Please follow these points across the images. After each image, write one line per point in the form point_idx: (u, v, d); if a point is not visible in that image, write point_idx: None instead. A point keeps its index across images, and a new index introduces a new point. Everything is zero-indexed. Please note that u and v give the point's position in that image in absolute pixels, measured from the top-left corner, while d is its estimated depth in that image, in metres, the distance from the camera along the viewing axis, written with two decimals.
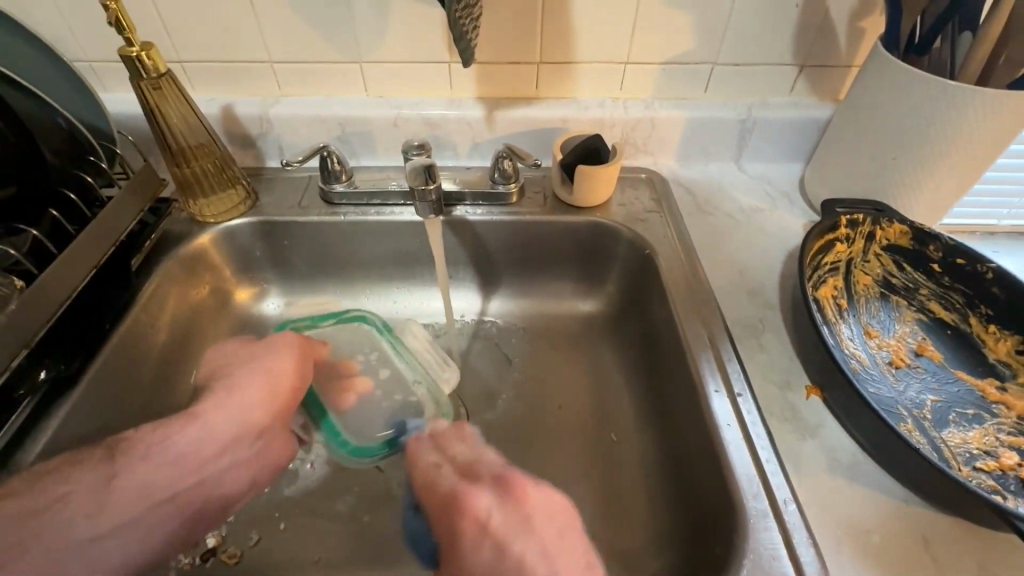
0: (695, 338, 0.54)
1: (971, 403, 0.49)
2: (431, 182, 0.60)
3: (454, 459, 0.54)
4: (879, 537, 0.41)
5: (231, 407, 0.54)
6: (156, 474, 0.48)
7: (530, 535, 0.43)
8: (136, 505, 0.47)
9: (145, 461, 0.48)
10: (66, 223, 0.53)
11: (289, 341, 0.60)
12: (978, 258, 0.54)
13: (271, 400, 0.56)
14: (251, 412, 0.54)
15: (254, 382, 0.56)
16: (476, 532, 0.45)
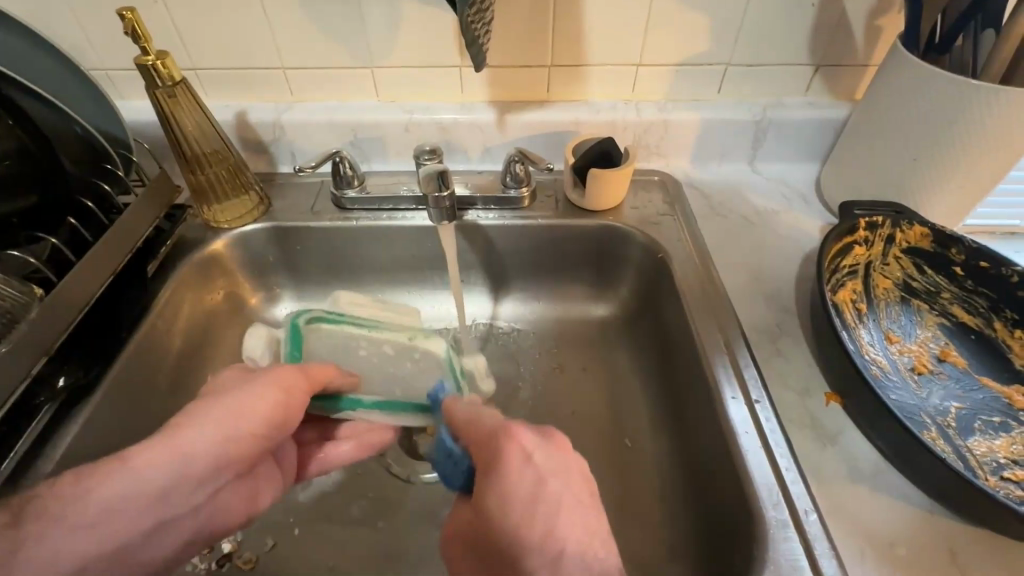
0: (711, 344, 0.53)
1: (997, 410, 0.47)
2: (445, 188, 0.60)
3: (461, 410, 0.43)
4: (903, 548, 0.40)
5: (233, 447, 0.42)
6: (74, 542, 0.35)
7: (569, 512, 0.34)
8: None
9: (56, 524, 0.35)
10: (84, 231, 0.54)
11: (292, 376, 0.46)
12: (1003, 261, 0.52)
13: (236, 439, 0.42)
14: (262, 452, 0.45)
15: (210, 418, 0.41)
16: (516, 473, 0.35)
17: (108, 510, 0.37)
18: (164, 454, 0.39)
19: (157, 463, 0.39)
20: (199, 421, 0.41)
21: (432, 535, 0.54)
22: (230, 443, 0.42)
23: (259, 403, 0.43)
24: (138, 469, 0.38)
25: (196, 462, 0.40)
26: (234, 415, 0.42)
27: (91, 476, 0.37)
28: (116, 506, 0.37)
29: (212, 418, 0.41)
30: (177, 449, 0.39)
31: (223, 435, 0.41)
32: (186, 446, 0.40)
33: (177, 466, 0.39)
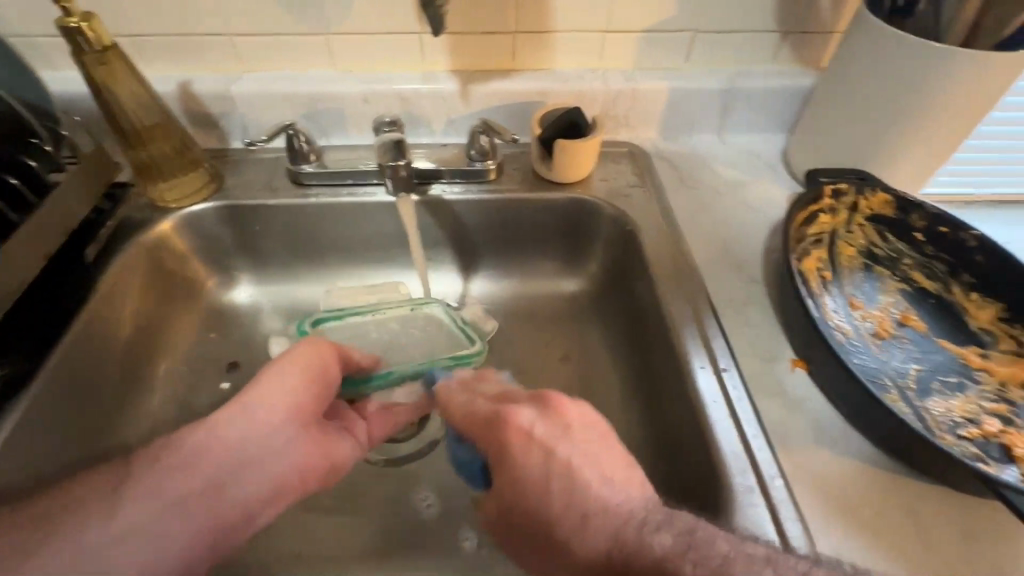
0: (679, 316, 0.53)
1: (954, 371, 0.49)
2: (401, 159, 0.60)
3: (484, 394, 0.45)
4: (864, 508, 0.41)
5: (287, 397, 0.46)
6: (147, 504, 0.39)
7: (572, 439, 0.37)
8: (146, 533, 0.38)
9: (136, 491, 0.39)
10: (9, 211, 0.50)
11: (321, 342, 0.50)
12: (961, 226, 0.53)
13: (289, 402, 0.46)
14: (319, 402, 0.48)
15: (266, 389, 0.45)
16: (521, 447, 0.37)
17: (195, 460, 0.41)
18: (230, 408, 0.43)
19: (226, 418, 0.43)
20: (254, 386, 0.45)
21: (405, 514, 0.53)
22: (283, 393, 0.46)
23: (297, 363, 0.47)
24: (211, 427, 0.43)
25: (254, 412, 0.44)
26: (279, 381, 0.46)
27: (174, 440, 0.42)
28: (197, 459, 0.41)
29: (263, 376, 0.46)
30: (239, 407, 0.44)
31: (274, 387, 0.46)
32: (245, 399, 0.44)
33: (242, 419, 0.43)
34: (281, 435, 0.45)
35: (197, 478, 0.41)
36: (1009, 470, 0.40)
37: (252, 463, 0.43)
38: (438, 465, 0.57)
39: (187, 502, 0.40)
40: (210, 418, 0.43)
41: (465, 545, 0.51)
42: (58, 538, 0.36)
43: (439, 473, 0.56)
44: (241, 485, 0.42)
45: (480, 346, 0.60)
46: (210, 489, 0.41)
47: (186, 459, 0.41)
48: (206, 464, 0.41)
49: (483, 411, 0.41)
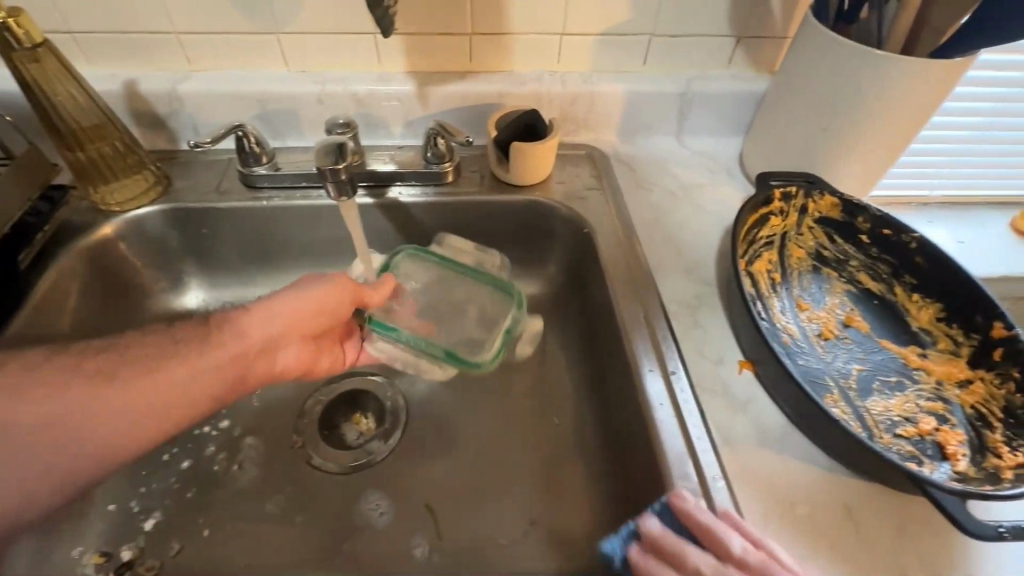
0: (631, 319, 0.53)
1: (894, 371, 0.50)
2: (342, 161, 0.53)
3: (698, 533, 0.37)
4: (803, 508, 0.42)
5: (313, 307, 0.53)
6: (177, 370, 0.45)
7: None
8: (170, 392, 0.45)
9: (176, 359, 0.46)
10: None
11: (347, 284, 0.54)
12: (903, 229, 0.54)
13: (313, 313, 0.53)
14: (335, 317, 0.55)
15: (299, 297, 0.52)
16: None
17: (231, 336, 0.49)
18: (266, 300, 0.51)
19: (260, 305, 0.51)
20: (286, 288, 0.52)
21: (356, 522, 0.52)
22: (311, 303, 0.52)
23: (333, 285, 0.53)
24: (247, 310, 0.50)
25: (285, 309, 0.51)
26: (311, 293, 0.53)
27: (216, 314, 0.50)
28: (233, 335, 0.49)
29: (298, 283, 0.53)
30: (271, 298, 0.51)
31: (305, 297, 0.52)
32: (280, 298, 0.51)
33: (272, 312, 0.51)
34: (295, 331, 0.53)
35: (229, 350, 0.48)
36: (940, 468, 0.42)
37: (268, 346, 0.51)
38: (392, 473, 0.56)
39: (217, 368, 0.47)
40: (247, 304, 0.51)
41: (416, 553, 0.50)
42: (120, 371, 0.44)
43: (392, 481, 0.55)
44: (256, 362, 0.51)
45: (488, 363, 0.58)
46: (237, 362, 0.49)
47: (225, 333, 0.48)
48: (239, 341, 0.49)
49: (691, 558, 0.36)
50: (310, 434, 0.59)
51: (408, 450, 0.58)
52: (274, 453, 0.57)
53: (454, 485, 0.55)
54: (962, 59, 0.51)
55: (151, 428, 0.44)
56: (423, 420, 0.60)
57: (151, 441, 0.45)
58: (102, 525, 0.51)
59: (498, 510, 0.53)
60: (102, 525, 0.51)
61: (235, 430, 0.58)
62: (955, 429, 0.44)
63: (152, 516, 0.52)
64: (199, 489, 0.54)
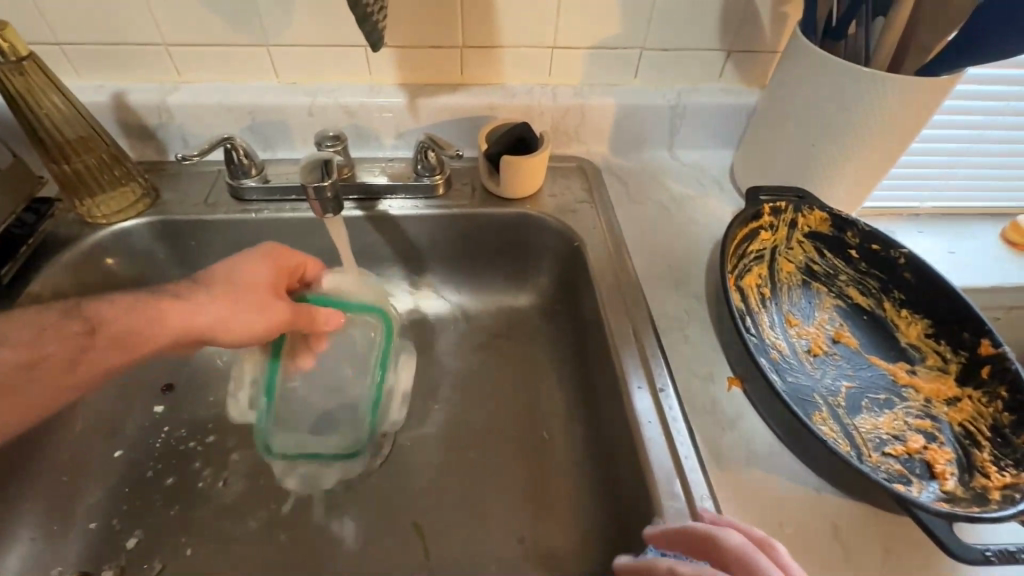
0: (620, 334, 0.53)
1: (883, 387, 0.50)
2: (327, 178, 0.53)
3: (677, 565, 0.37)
4: (791, 528, 0.41)
5: (235, 328, 0.48)
6: (39, 388, 0.41)
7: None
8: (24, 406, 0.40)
9: (43, 379, 0.41)
10: None
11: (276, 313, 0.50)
12: (892, 244, 0.55)
13: (221, 334, 0.48)
14: (254, 340, 0.50)
15: (210, 316, 0.47)
16: None
17: (124, 349, 0.44)
18: (186, 310, 0.46)
19: (175, 311, 0.46)
20: (212, 297, 0.47)
21: (342, 540, 0.52)
22: (234, 326, 0.48)
23: (265, 313, 0.49)
24: (157, 314, 0.45)
25: (198, 323, 0.46)
26: (227, 314, 0.48)
27: (117, 315, 0.44)
28: (126, 349, 0.44)
29: (224, 297, 0.48)
30: (190, 306, 0.46)
31: (229, 314, 0.48)
32: (201, 312, 0.47)
33: (185, 323, 0.46)
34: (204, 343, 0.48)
35: (113, 364, 0.44)
36: (928, 488, 0.42)
37: (170, 352, 0.47)
38: (379, 490, 0.55)
39: (89, 383, 0.43)
40: (160, 307, 0.46)
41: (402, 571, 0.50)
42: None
43: (379, 497, 0.55)
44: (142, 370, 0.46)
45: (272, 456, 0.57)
46: (118, 375, 0.44)
47: (118, 344, 0.44)
48: (132, 355, 0.44)
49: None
50: (297, 449, 0.58)
51: (397, 465, 0.57)
52: (260, 468, 0.56)
53: (442, 501, 0.54)
54: (949, 76, 0.52)
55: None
56: (412, 435, 0.59)
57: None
58: (83, 543, 0.51)
59: (486, 527, 0.52)
60: (82, 543, 0.51)
61: (220, 445, 0.58)
62: (943, 448, 0.44)
63: (134, 534, 0.51)
64: (183, 505, 0.53)
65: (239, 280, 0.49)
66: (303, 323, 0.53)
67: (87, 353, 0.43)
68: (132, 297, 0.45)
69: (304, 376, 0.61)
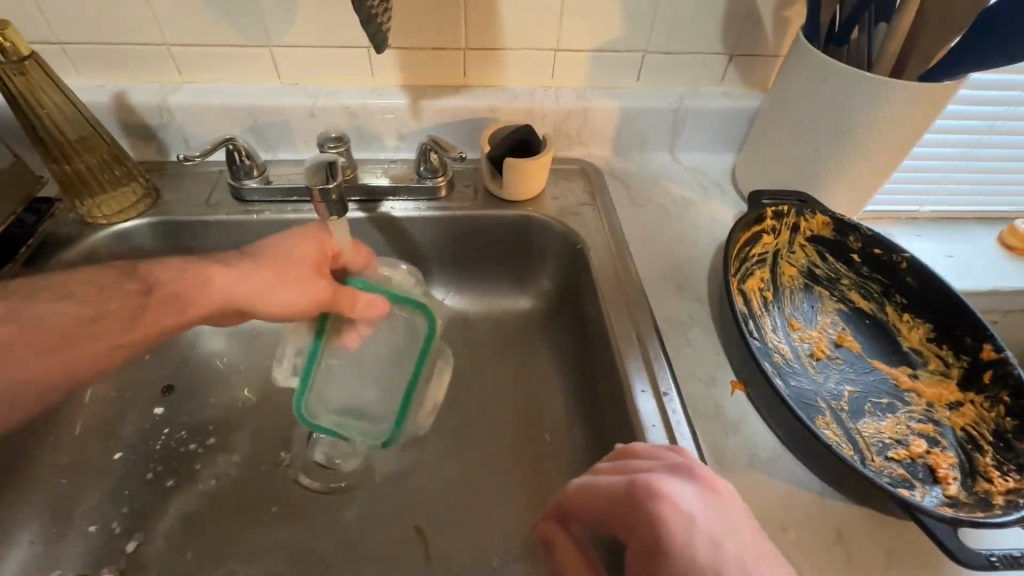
0: (623, 338, 0.53)
1: (886, 392, 0.50)
2: (333, 180, 0.52)
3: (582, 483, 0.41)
4: (795, 533, 0.41)
5: (273, 300, 0.47)
6: (91, 344, 0.42)
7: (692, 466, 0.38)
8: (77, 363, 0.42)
9: (103, 333, 0.43)
10: None
11: (317, 289, 0.47)
12: (894, 248, 0.55)
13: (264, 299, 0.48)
14: (291, 317, 0.48)
15: (258, 278, 0.48)
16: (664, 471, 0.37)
17: (171, 310, 0.46)
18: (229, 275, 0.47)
19: (222, 276, 0.47)
20: (257, 264, 0.48)
21: (344, 544, 0.51)
22: (277, 294, 0.47)
23: (308, 288, 0.47)
24: (203, 278, 0.47)
25: (236, 291, 0.47)
26: (269, 277, 0.48)
27: (171, 276, 0.47)
28: (174, 310, 0.46)
29: (266, 269, 0.48)
30: (235, 274, 0.47)
31: (269, 284, 0.48)
32: (243, 282, 0.47)
33: (229, 289, 0.47)
34: (243, 313, 0.49)
35: (160, 322, 0.45)
36: (931, 492, 0.42)
37: (211, 319, 0.48)
38: (381, 493, 0.55)
39: (134, 343, 0.44)
40: (206, 275, 0.47)
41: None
42: (44, 329, 0.41)
43: (381, 500, 0.55)
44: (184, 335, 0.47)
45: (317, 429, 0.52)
46: (162, 336, 0.46)
47: (167, 304, 0.45)
48: (176, 318, 0.46)
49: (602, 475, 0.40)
50: (298, 452, 0.58)
51: (398, 469, 0.57)
52: (261, 471, 0.56)
53: (444, 504, 0.54)
54: (951, 82, 0.52)
55: (41, 398, 0.41)
56: (414, 438, 0.59)
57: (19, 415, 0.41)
58: (81, 546, 0.50)
59: (488, 531, 0.52)
60: (81, 546, 0.50)
61: (221, 447, 0.57)
62: (946, 452, 0.45)
63: (134, 537, 0.51)
64: (183, 508, 0.53)
65: (283, 255, 0.49)
66: (341, 306, 0.47)
67: (139, 313, 0.44)
68: (183, 263, 0.47)
69: (345, 361, 0.50)
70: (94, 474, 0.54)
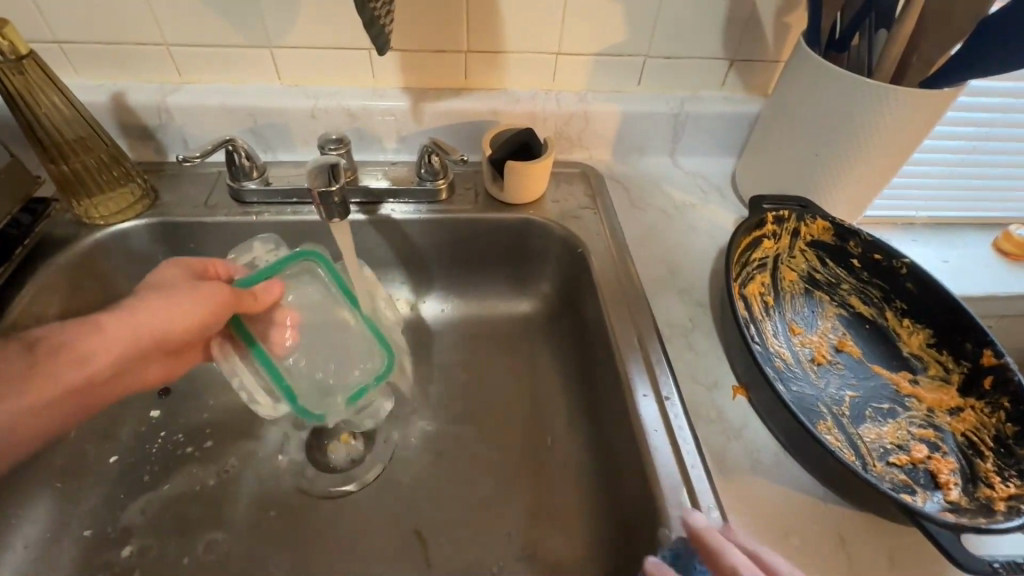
0: (625, 342, 0.52)
1: (886, 397, 0.50)
2: (334, 183, 0.52)
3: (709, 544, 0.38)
4: (798, 538, 0.41)
5: (194, 323, 0.46)
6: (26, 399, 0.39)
7: None
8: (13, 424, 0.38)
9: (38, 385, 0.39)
10: None
11: (237, 294, 0.48)
12: (894, 254, 0.55)
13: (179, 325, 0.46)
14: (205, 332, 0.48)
15: (152, 311, 0.45)
16: None
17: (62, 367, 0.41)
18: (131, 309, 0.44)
19: (110, 315, 0.44)
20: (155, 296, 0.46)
21: (343, 548, 0.51)
22: (190, 320, 0.46)
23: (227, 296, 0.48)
24: (93, 323, 0.43)
25: (151, 317, 0.45)
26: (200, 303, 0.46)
27: (48, 329, 0.42)
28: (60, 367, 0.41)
29: (169, 290, 0.46)
30: (132, 310, 0.45)
31: (186, 309, 0.46)
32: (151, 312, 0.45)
33: (118, 327, 0.43)
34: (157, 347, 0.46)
35: (70, 377, 0.41)
36: (933, 498, 0.42)
37: (130, 365, 0.45)
38: (380, 497, 0.55)
39: (60, 398, 0.41)
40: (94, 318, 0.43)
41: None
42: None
43: (381, 504, 0.54)
44: (105, 391, 0.44)
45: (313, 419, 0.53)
46: (85, 389, 0.42)
47: (58, 355, 0.41)
48: (75, 368, 0.41)
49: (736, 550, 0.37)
50: (296, 456, 0.57)
51: (398, 472, 0.56)
52: (259, 474, 0.55)
53: (445, 508, 0.54)
54: (951, 89, 0.52)
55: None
56: (414, 441, 0.59)
57: None
58: (76, 551, 0.50)
59: (488, 536, 0.52)
60: (76, 551, 0.50)
61: (218, 451, 0.57)
62: (946, 458, 0.45)
63: (130, 542, 0.50)
64: (180, 511, 0.52)
65: (177, 281, 0.47)
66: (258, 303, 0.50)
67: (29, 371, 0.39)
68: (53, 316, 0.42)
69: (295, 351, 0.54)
70: (90, 477, 0.54)
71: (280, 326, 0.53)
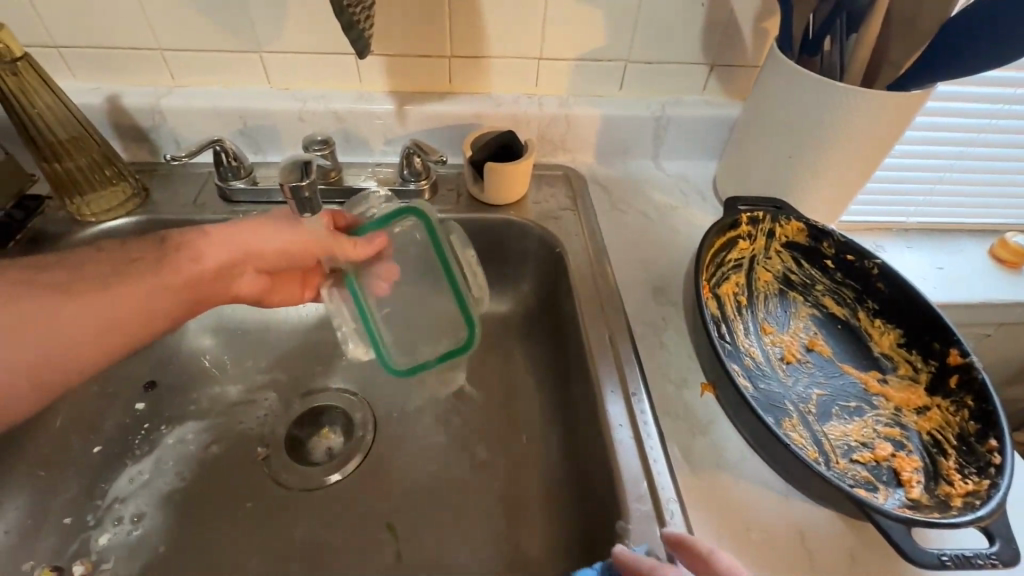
0: (596, 340, 0.53)
1: (854, 396, 0.50)
2: (305, 177, 0.49)
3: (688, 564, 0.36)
4: (757, 534, 0.42)
5: (277, 241, 0.54)
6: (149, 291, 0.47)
7: None
8: (140, 307, 0.47)
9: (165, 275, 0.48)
10: None
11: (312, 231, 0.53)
12: (866, 254, 0.55)
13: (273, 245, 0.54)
14: (285, 260, 0.56)
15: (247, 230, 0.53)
16: None
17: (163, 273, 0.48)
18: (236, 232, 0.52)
19: (217, 231, 0.52)
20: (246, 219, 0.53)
21: (316, 540, 0.52)
22: (277, 240, 0.54)
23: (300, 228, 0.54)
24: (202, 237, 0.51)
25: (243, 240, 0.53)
26: (283, 228, 0.54)
27: (177, 231, 0.51)
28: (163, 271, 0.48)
29: (271, 217, 0.54)
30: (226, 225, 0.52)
31: (268, 230, 0.54)
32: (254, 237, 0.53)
33: (224, 241, 0.52)
34: (253, 262, 0.54)
35: (185, 270, 0.49)
36: (893, 495, 0.42)
37: (239, 269, 0.54)
38: (355, 491, 0.55)
39: (178, 288, 0.49)
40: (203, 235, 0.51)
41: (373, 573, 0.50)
42: (97, 275, 0.46)
43: (354, 499, 0.55)
44: (219, 284, 0.52)
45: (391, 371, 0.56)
46: (195, 284, 0.50)
47: (182, 252, 0.49)
48: (193, 266, 0.49)
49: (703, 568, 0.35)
50: (275, 449, 0.58)
51: (373, 468, 0.57)
52: (238, 467, 0.57)
53: (417, 503, 0.54)
54: (919, 91, 0.53)
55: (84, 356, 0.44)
56: (390, 438, 0.60)
57: (83, 369, 0.45)
58: (55, 539, 0.51)
59: (459, 530, 0.52)
60: (55, 539, 0.51)
61: (198, 444, 0.58)
62: (911, 456, 0.45)
63: (108, 531, 0.52)
64: (159, 502, 0.54)
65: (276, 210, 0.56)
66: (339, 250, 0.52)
67: (163, 261, 0.48)
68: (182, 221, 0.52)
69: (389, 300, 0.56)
70: (73, 467, 0.55)
71: (380, 277, 0.55)
